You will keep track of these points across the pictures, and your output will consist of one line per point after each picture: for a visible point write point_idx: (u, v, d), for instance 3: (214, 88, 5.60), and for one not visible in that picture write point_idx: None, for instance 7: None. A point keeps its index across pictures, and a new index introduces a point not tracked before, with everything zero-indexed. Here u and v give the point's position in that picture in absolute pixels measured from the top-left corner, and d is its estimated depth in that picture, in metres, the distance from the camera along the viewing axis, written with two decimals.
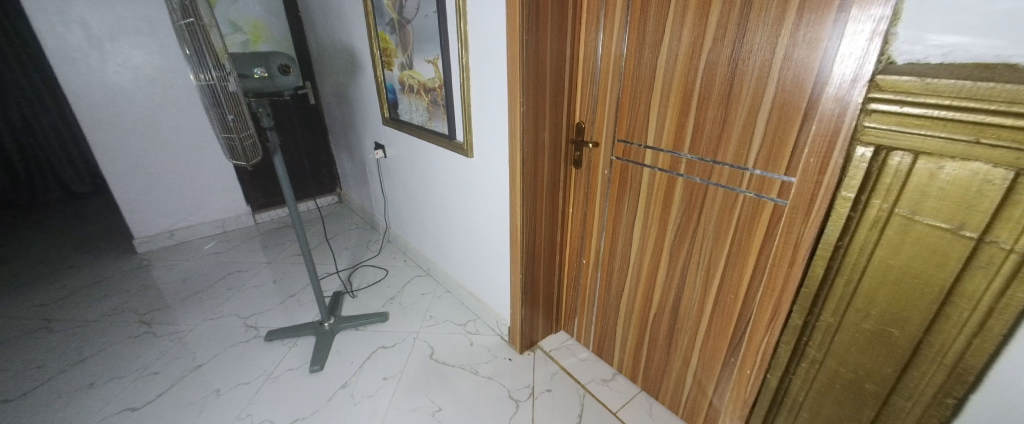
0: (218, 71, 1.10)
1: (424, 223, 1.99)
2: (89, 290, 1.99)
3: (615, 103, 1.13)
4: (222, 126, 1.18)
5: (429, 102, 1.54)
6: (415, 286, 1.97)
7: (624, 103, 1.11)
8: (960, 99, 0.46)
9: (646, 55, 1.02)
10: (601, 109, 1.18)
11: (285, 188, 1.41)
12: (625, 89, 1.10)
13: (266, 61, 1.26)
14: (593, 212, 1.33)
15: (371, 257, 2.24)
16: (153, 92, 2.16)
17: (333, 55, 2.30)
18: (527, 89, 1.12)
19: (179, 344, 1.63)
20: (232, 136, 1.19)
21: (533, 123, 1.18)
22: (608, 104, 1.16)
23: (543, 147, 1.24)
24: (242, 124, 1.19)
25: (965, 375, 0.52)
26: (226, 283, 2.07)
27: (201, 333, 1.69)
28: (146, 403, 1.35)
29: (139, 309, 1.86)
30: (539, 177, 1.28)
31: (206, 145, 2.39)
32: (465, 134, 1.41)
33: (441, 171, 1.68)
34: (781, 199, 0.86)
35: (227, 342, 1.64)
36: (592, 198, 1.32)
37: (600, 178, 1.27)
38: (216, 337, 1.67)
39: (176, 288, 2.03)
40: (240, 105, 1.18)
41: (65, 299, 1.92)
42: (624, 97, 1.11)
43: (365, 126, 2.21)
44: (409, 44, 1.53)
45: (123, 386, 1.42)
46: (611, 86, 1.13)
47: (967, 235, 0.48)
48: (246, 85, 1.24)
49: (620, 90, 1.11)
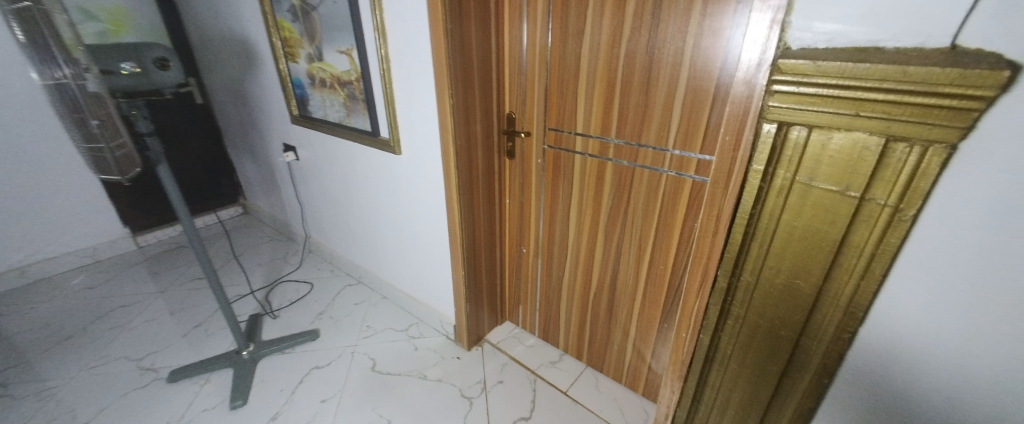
0: (72, 67, 0.88)
1: (351, 229, 1.84)
2: None
3: (545, 91, 1.14)
4: (82, 135, 0.94)
5: (345, 96, 1.40)
6: (347, 297, 1.82)
7: (553, 92, 1.13)
8: (843, 78, 0.54)
9: (572, 44, 1.04)
10: (531, 98, 1.19)
11: (177, 203, 1.19)
12: (553, 77, 1.11)
13: (137, 54, 1.00)
14: (529, 202, 1.34)
15: (290, 271, 2.02)
16: None
17: (222, 46, 1.99)
18: (455, 80, 1.07)
19: (51, 402, 1.29)
20: (99, 146, 0.96)
21: (463, 115, 1.14)
22: (538, 93, 1.16)
23: (475, 139, 1.21)
24: (110, 130, 0.97)
25: (856, 312, 0.61)
26: (108, 321, 1.69)
27: (78, 384, 1.35)
28: None
29: None
30: (474, 170, 1.25)
31: (56, 157, 1.92)
32: (390, 130, 1.31)
33: (366, 171, 1.56)
34: (703, 177, 0.93)
35: (115, 390, 1.33)
36: (527, 188, 1.33)
37: (534, 167, 1.28)
38: (102, 386, 1.35)
39: (35, 336, 1.61)
40: (108, 109, 0.95)
41: None
42: (553, 85, 1.12)
43: (270, 127, 1.96)
44: (316, 33, 1.38)
45: None
46: (540, 75, 1.13)
47: (852, 195, 0.57)
48: (113, 84, 0.97)
49: (548, 78, 1.12)
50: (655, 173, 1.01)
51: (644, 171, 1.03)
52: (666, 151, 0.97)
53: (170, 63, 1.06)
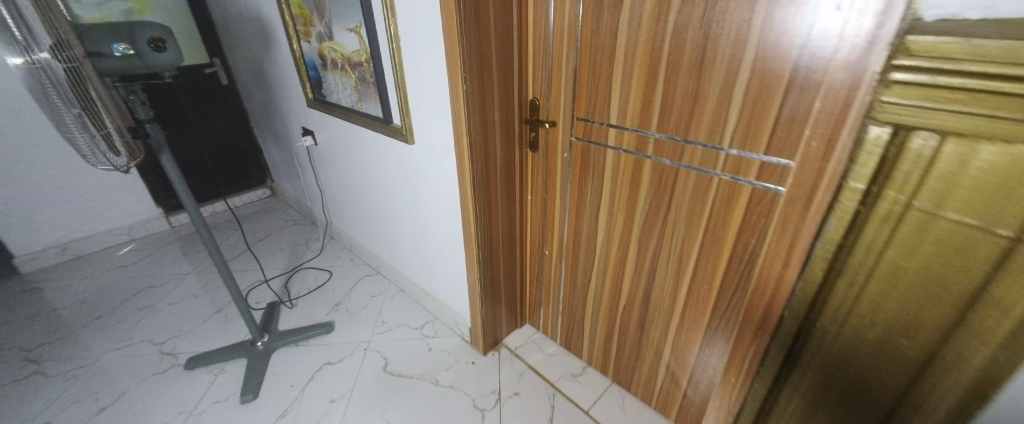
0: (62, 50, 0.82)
1: (368, 218, 1.77)
2: None
3: (574, 75, 0.98)
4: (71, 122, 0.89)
5: (356, 79, 1.30)
6: (364, 288, 1.77)
7: (582, 76, 0.96)
8: (1012, 65, 0.36)
9: (607, 19, 0.87)
10: (557, 83, 1.03)
11: (182, 192, 1.14)
12: (583, 59, 0.94)
13: (129, 33, 0.94)
14: (553, 200, 1.21)
15: (311, 258, 2.00)
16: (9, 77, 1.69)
17: (241, 26, 1.94)
18: (468, 64, 0.94)
19: (77, 385, 1.33)
20: (89, 133, 0.91)
21: (479, 102, 1.00)
22: (565, 77, 1.00)
23: (493, 131, 1.07)
24: (99, 116, 0.92)
25: (983, 388, 0.46)
26: (137, 302, 1.75)
27: (103, 366, 1.40)
28: None
29: (22, 344, 1.52)
30: (491, 165, 1.12)
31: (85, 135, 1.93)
32: (402, 117, 1.20)
33: (380, 160, 1.47)
34: (777, 187, 0.74)
35: (138, 375, 1.36)
36: (552, 186, 1.19)
37: (559, 163, 1.13)
38: (124, 369, 1.39)
39: (73, 312, 1.68)
40: (99, 95, 0.91)
41: None
42: (584, 68, 0.95)
43: (288, 110, 1.90)
44: (325, 9, 1.27)
45: None
46: (568, 55, 0.97)
47: (1001, 234, 0.41)
48: (104, 67, 0.92)
49: (578, 60, 0.96)
50: (705, 177, 0.84)
51: (691, 173, 0.86)
52: (722, 149, 0.80)
53: (165, 44, 0.99)
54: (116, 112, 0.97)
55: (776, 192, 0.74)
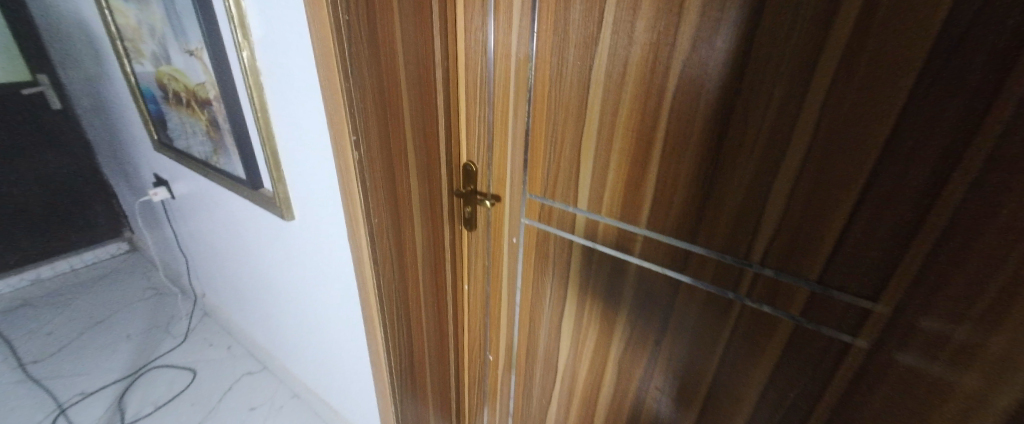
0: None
1: (249, 298, 1.30)
2: None
3: (525, 136, 0.68)
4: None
5: (208, 122, 0.89)
6: (241, 396, 1.28)
7: (537, 140, 0.66)
8: None
9: (572, 62, 0.58)
10: (501, 146, 0.72)
11: None
12: (537, 116, 0.65)
13: None
14: (497, 296, 0.88)
15: (167, 351, 1.43)
16: None
17: (61, 32, 1.39)
18: (360, 119, 0.60)
19: None
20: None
21: (384, 173, 0.66)
22: (511, 138, 0.70)
23: (407, 212, 0.73)
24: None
25: None
26: None
27: None
28: None
29: None
30: (406, 257, 0.77)
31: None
32: (274, 183, 0.82)
33: (254, 232, 1.05)
34: (849, 333, 0.48)
35: None
36: (494, 278, 0.87)
37: (505, 251, 0.81)
38: None
39: None
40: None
41: None
42: (539, 130, 0.65)
43: (135, 149, 1.38)
44: (155, 19, 0.85)
45: None
46: (516, 108, 0.67)
47: None
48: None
49: (530, 116, 0.66)
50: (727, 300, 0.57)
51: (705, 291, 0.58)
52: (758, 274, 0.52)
53: None
54: None
55: (848, 342, 0.48)
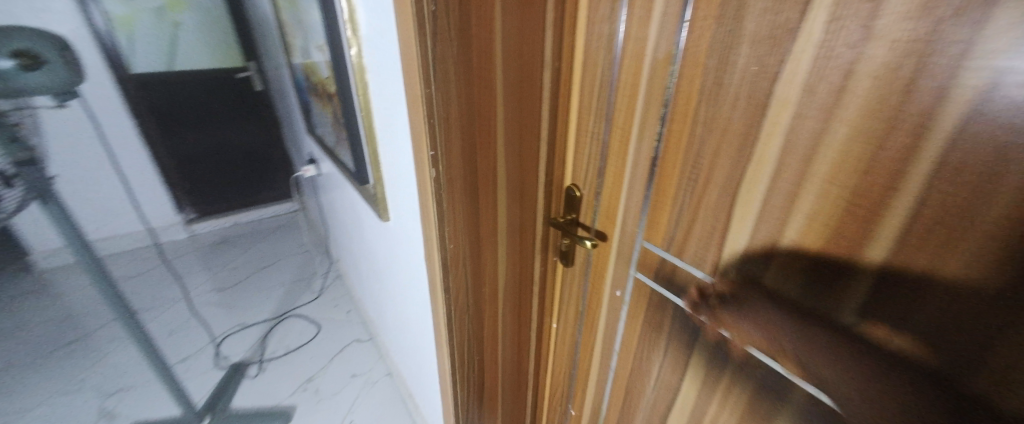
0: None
1: (360, 274, 1.40)
2: None
3: (653, 170, 0.48)
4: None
5: (332, 115, 0.93)
6: (346, 361, 1.32)
7: (664, 178, 0.46)
8: None
9: (740, 76, 0.36)
10: (615, 175, 0.54)
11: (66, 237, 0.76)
12: (672, 148, 0.44)
13: None
14: (595, 349, 0.71)
15: (306, 303, 1.59)
16: None
17: (260, 28, 1.70)
18: (443, 137, 0.50)
19: None
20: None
21: (469, 191, 0.56)
22: (629, 168, 0.51)
23: (490, 240, 0.62)
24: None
25: None
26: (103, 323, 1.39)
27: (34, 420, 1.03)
28: None
29: None
30: (484, 290, 0.66)
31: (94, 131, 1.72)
32: (375, 182, 0.81)
33: (364, 220, 1.09)
34: None
35: None
36: (590, 326, 0.70)
37: (606, 302, 0.64)
38: None
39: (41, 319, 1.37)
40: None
41: None
42: (673, 165, 0.45)
43: (297, 128, 1.62)
44: (301, 18, 0.92)
45: None
46: (643, 131, 0.47)
47: None
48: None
49: (662, 146, 0.46)
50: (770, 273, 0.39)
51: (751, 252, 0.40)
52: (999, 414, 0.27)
53: (41, 61, 0.62)
54: None
55: None
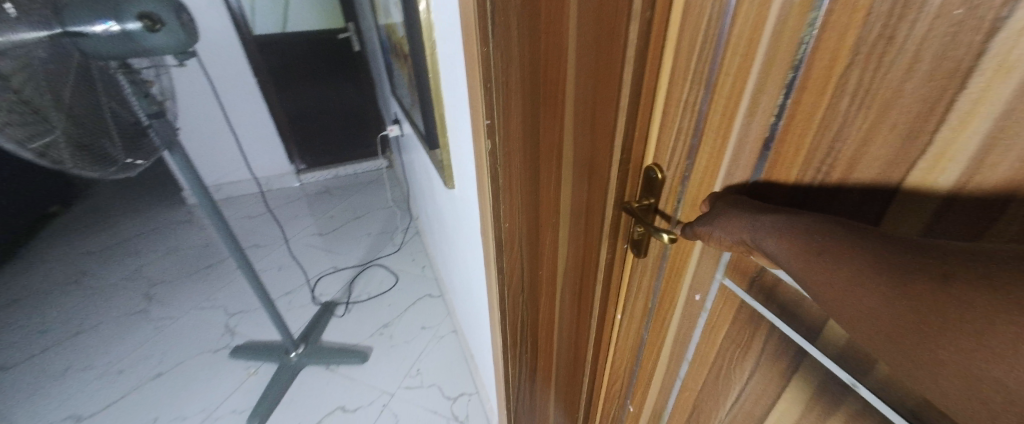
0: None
1: (433, 234, 1.43)
2: (108, 222, 1.81)
3: (762, 160, 0.35)
4: (23, 89, 0.57)
5: (408, 77, 0.92)
6: (417, 313, 1.41)
7: (775, 171, 0.34)
8: None
9: (936, 22, 0.21)
10: (709, 166, 0.41)
11: (192, 181, 0.91)
12: (792, 132, 0.31)
13: (117, 7, 0.66)
14: (662, 354, 0.62)
15: (388, 254, 1.71)
16: None
17: None
18: (502, 109, 0.45)
19: (154, 339, 1.24)
20: (46, 131, 0.60)
21: (532, 170, 0.51)
22: (730, 155, 0.38)
23: (550, 221, 0.57)
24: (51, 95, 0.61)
25: None
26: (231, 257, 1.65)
27: (183, 325, 1.28)
28: (91, 413, 1.03)
29: (142, 265, 1.54)
30: (541, 272, 0.62)
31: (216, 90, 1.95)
32: (442, 150, 0.78)
33: (436, 185, 1.09)
34: None
35: (195, 347, 1.21)
36: (659, 330, 0.61)
37: (680, 308, 0.54)
38: (193, 334, 1.25)
39: (192, 239, 1.68)
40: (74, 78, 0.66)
41: (89, 231, 1.74)
42: (796, 155, 0.32)
43: (385, 88, 1.67)
44: None
45: (82, 383, 1.10)
46: (758, 107, 0.33)
47: None
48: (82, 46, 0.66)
49: (782, 127, 0.32)
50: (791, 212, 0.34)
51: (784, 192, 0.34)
52: None
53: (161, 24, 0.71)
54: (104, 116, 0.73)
55: None
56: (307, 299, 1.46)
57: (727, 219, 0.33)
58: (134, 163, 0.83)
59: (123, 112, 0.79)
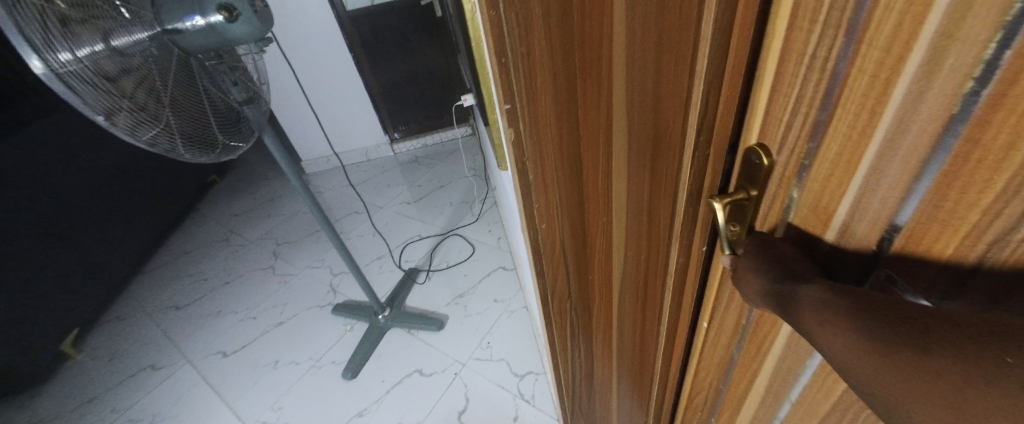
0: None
1: (506, 207, 1.39)
2: (249, 189, 2.19)
3: (938, 155, 0.20)
4: (129, 92, 0.70)
5: (462, 43, 0.84)
6: (491, 285, 1.42)
7: (975, 179, 0.19)
8: None
9: None
10: (849, 159, 0.25)
11: (283, 161, 1.00)
12: (1012, 108, 0.16)
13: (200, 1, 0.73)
14: (748, 394, 0.48)
15: (467, 224, 1.75)
16: (282, 29, 2.02)
17: None
18: (529, 95, 0.36)
19: (279, 292, 1.49)
20: (149, 122, 0.74)
21: (576, 163, 0.42)
22: (880, 144, 0.22)
23: (602, 220, 0.47)
24: (151, 89, 0.74)
25: None
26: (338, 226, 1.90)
27: (299, 282, 1.52)
28: (234, 350, 1.31)
29: (270, 228, 1.84)
30: (592, 277, 0.53)
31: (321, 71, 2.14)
32: (492, 126, 0.71)
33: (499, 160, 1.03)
34: None
35: (307, 302, 1.43)
36: (747, 372, 0.46)
37: (775, 356, 0.39)
38: (305, 291, 1.48)
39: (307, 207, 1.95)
40: (174, 74, 0.79)
41: (238, 196, 2.15)
42: (1013, 150, 0.17)
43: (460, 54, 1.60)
44: None
45: (230, 324, 1.40)
46: (938, 61, 0.18)
47: None
48: (179, 42, 0.77)
49: (984, 102, 0.17)
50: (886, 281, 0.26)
51: (931, 274, 0.23)
52: None
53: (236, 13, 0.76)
54: (205, 107, 0.87)
55: None
56: (395, 264, 1.59)
57: (751, 281, 0.32)
58: (236, 146, 0.96)
59: (221, 97, 0.92)
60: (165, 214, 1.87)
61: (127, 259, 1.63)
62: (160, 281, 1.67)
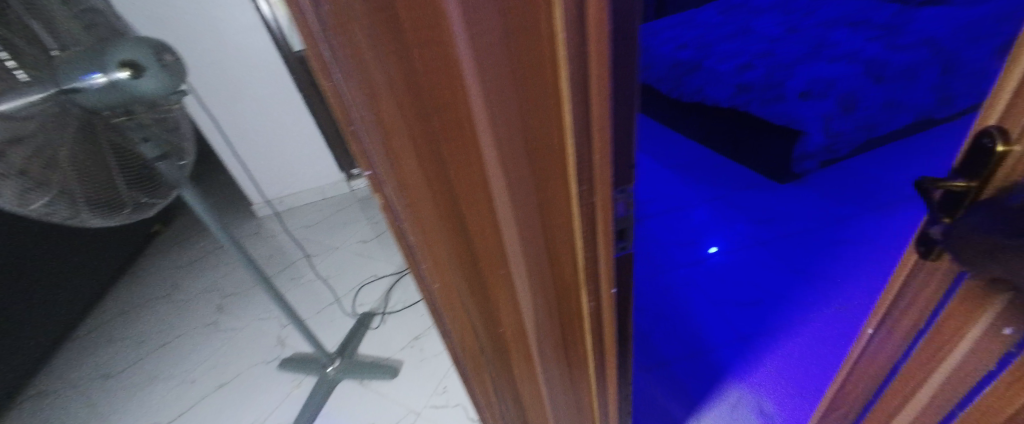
0: (37, 52, 0.66)
1: None
2: (196, 238, 2.07)
3: None
4: (8, 158, 0.64)
5: None
6: None
7: None
8: None
9: None
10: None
11: (205, 216, 0.95)
12: None
13: (100, 58, 0.67)
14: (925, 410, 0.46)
15: None
16: (230, 74, 1.97)
17: None
18: (390, 158, 0.34)
19: (222, 349, 1.39)
20: (32, 190, 0.70)
21: (459, 221, 0.40)
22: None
23: (500, 274, 0.45)
24: (44, 159, 0.70)
25: None
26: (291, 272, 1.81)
27: (244, 336, 1.42)
28: (168, 420, 1.20)
29: (216, 279, 1.74)
30: (503, 331, 0.52)
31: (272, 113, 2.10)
32: None
33: None
34: None
35: (253, 358, 1.34)
36: None
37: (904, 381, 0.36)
38: (249, 346, 1.38)
39: None
40: (72, 133, 0.73)
41: (183, 247, 2.03)
42: None
43: None
44: None
45: (166, 391, 1.29)
46: None
47: None
48: (81, 102, 0.70)
49: None
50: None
51: None
52: None
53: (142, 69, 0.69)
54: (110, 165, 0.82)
55: None
56: (348, 308, 1.52)
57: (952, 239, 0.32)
58: (145, 202, 0.91)
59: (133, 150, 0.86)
60: (99, 274, 1.73)
61: (49, 327, 1.48)
62: (90, 347, 1.53)
